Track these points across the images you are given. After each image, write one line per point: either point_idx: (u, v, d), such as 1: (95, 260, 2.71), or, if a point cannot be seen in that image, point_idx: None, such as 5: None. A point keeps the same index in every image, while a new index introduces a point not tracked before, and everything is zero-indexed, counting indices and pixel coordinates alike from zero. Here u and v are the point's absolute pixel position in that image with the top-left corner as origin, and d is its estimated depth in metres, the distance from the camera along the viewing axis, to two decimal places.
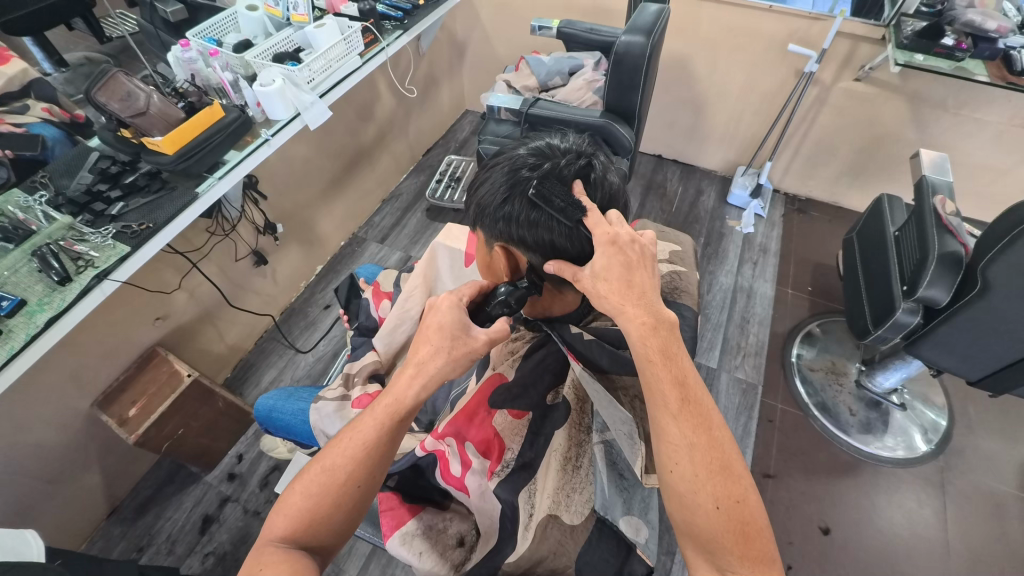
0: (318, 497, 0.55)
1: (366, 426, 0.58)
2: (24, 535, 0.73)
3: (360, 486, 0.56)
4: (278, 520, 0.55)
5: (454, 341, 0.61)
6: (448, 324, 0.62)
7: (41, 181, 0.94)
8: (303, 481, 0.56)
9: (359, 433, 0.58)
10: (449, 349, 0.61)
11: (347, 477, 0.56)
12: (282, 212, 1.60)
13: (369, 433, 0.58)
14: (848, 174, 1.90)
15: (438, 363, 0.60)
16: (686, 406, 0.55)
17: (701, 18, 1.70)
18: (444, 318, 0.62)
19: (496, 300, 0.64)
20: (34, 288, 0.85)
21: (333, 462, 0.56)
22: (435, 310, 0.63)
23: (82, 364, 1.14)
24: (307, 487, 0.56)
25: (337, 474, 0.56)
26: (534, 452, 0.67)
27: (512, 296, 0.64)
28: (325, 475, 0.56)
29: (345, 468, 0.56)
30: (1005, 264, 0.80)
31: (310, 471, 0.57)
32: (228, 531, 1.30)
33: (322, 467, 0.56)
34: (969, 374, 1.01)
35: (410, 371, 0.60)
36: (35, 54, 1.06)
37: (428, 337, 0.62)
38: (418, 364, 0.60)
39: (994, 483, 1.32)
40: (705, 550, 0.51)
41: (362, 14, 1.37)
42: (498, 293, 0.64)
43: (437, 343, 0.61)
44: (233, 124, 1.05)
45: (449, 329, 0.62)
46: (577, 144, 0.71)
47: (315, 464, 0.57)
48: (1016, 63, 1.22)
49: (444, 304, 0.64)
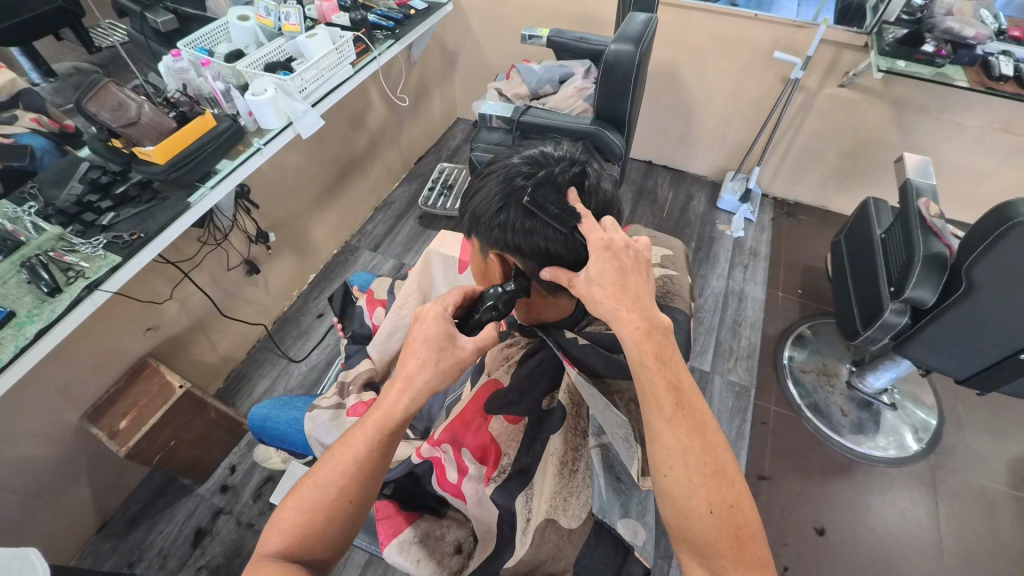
0: (313, 511, 0.55)
1: (357, 441, 0.58)
2: (29, 557, 0.75)
3: (352, 501, 0.56)
4: (271, 536, 0.55)
5: (441, 352, 0.61)
6: (434, 335, 0.61)
7: (31, 193, 0.94)
8: (298, 496, 0.57)
9: (351, 448, 0.57)
10: (436, 360, 0.60)
11: (339, 493, 0.56)
12: (275, 222, 1.60)
13: (361, 448, 0.58)
14: (835, 178, 1.94)
15: (426, 376, 0.60)
16: (680, 409, 0.55)
17: (688, 27, 1.73)
18: (430, 329, 0.61)
19: (483, 305, 0.64)
20: (22, 300, 0.84)
21: (325, 478, 0.56)
22: (421, 320, 0.62)
23: (70, 377, 1.12)
24: (300, 502, 0.56)
25: (331, 489, 0.56)
26: (531, 457, 0.67)
27: (500, 299, 0.64)
28: (318, 491, 0.56)
29: (337, 483, 0.56)
30: (988, 264, 0.82)
31: (304, 486, 0.57)
32: (221, 544, 1.28)
33: (315, 483, 0.56)
34: (957, 373, 1.02)
35: (399, 386, 0.60)
36: (23, 65, 1.05)
37: (415, 350, 0.61)
38: (407, 378, 0.60)
39: (985, 481, 1.33)
40: (699, 555, 0.52)
41: (353, 23, 1.40)
42: (486, 297, 0.64)
43: (424, 355, 0.60)
44: (224, 133, 1.05)
45: (435, 340, 0.61)
46: (570, 151, 0.72)
47: (307, 480, 0.57)
48: (994, 69, 1.26)
49: (430, 314, 0.62)
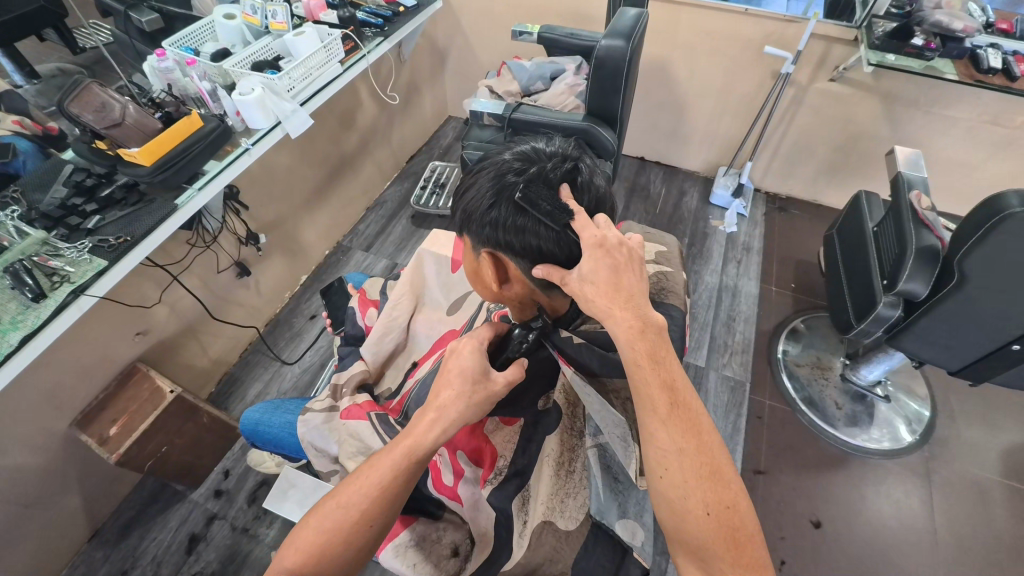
0: (332, 533, 0.55)
1: (383, 465, 0.57)
2: None
3: (372, 526, 0.56)
4: (289, 553, 0.55)
5: (475, 386, 0.60)
6: (469, 368, 0.61)
7: (13, 196, 0.91)
8: (318, 515, 0.56)
9: (376, 472, 0.57)
10: (470, 393, 0.60)
11: (360, 517, 0.55)
12: (265, 223, 1.58)
13: (386, 473, 0.57)
14: (826, 173, 1.94)
15: (459, 409, 0.59)
16: (675, 410, 0.55)
17: (678, 23, 1.72)
18: (466, 362, 0.61)
19: (513, 343, 0.65)
20: (7, 306, 0.83)
21: (347, 500, 0.56)
22: (456, 353, 0.62)
23: (58, 384, 1.10)
24: (321, 521, 0.56)
25: (352, 511, 0.55)
26: (527, 459, 0.65)
27: (527, 337, 0.66)
28: (339, 512, 0.55)
29: (359, 506, 0.56)
30: (980, 256, 0.82)
31: (326, 505, 0.56)
32: (215, 550, 1.27)
33: (337, 504, 0.56)
34: (949, 365, 1.03)
35: (431, 416, 0.59)
36: (5, 66, 1.03)
37: (449, 381, 0.60)
38: (439, 409, 0.59)
39: (977, 471, 1.35)
40: (697, 557, 0.51)
41: (341, 21, 1.37)
42: (514, 333, 0.66)
43: (458, 387, 0.60)
44: (212, 134, 1.03)
45: (470, 374, 0.61)
46: (563, 147, 0.70)
47: (329, 500, 0.57)
48: (982, 62, 1.27)
49: (466, 349, 0.63)
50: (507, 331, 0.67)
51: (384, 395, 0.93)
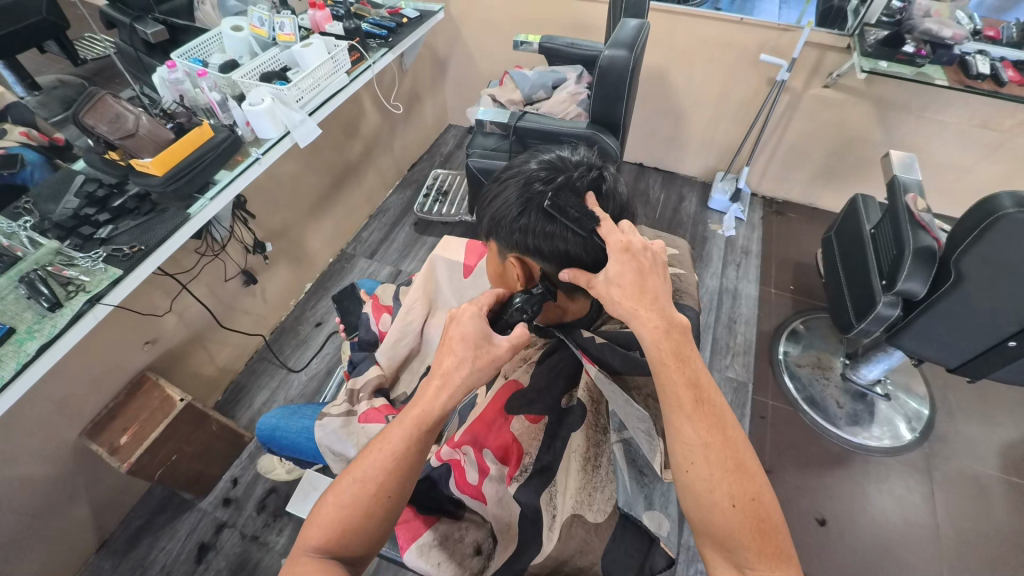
0: (351, 507, 0.56)
1: (394, 437, 0.58)
2: None
3: (390, 496, 0.57)
4: (312, 530, 0.56)
5: (478, 350, 0.62)
6: (471, 333, 0.62)
7: (25, 208, 0.93)
8: (336, 492, 0.57)
9: (387, 444, 0.58)
10: (473, 358, 0.61)
11: (378, 488, 0.56)
12: (271, 231, 1.59)
13: (398, 444, 0.58)
14: (821, 177, 1.99)
15: (463, 374, 0.60)
16: (700, 406, 0.57)
17: (675, 32, 1.76)
18: (467, 328, 0.62)
19: (511, 310, 0.65)
20: (22, 316, 0.83)
21: (363, 474, 0.57)
22: (457, 320, 0.63)
23: (69, 394, 1.11)
24: (339, 497, 0.57)
25: (370, 485, 0.56)
26: (551, 455, 0.68)
27: (528, 307, 0.65)
28: (357, 487, 0.56)
29: (375, 479, 0.57)
30: (975, 256, 0.85)
31: (342, 482, 0.58)
32: (225, 558, 1.26)
33: (354, 478, 0.57)
34: (949, 362, 1.06)
35: (436, 383, 0.60)
36: (6, 78, 1.04)
37: (451, 348, 0.62)
38: (444, 376, 0.60)
39: (976, 467, 1.37)
40: (724, 548, 0.53)
41: (347, 33, 1.39)
42: (514, 301, 0.65)
43: (460, 352, 0.61)
44: (222, 144, 1.05)
45: (472, 338, 0.62)
46: (587, 156, 0.73)
47: (346, 476, 0.58)
48: (971, 68, 1.31)
49: (466, 315, 0.64)
50: (508, 300, 0.67)
51: (399, 399, 0.94)
